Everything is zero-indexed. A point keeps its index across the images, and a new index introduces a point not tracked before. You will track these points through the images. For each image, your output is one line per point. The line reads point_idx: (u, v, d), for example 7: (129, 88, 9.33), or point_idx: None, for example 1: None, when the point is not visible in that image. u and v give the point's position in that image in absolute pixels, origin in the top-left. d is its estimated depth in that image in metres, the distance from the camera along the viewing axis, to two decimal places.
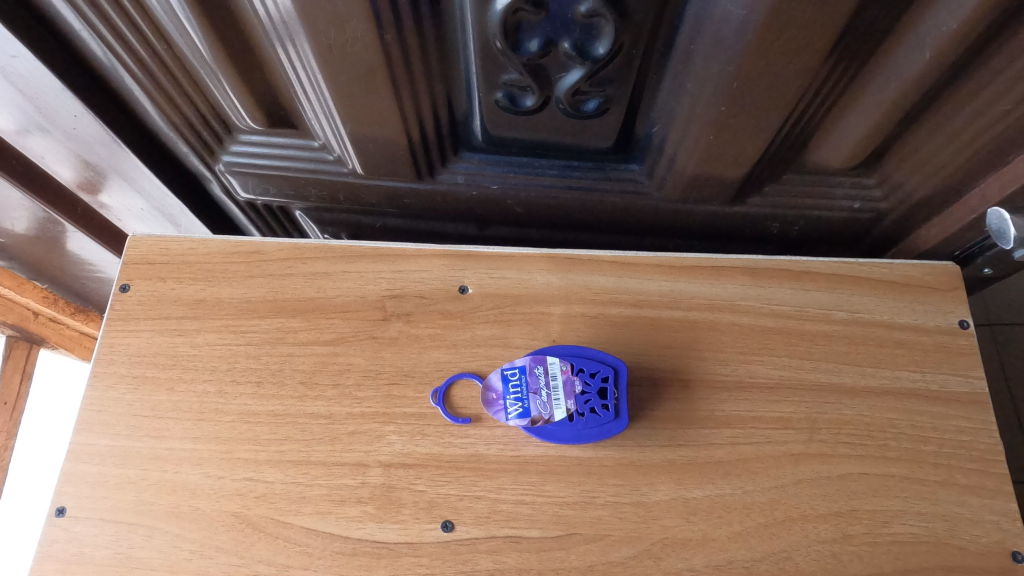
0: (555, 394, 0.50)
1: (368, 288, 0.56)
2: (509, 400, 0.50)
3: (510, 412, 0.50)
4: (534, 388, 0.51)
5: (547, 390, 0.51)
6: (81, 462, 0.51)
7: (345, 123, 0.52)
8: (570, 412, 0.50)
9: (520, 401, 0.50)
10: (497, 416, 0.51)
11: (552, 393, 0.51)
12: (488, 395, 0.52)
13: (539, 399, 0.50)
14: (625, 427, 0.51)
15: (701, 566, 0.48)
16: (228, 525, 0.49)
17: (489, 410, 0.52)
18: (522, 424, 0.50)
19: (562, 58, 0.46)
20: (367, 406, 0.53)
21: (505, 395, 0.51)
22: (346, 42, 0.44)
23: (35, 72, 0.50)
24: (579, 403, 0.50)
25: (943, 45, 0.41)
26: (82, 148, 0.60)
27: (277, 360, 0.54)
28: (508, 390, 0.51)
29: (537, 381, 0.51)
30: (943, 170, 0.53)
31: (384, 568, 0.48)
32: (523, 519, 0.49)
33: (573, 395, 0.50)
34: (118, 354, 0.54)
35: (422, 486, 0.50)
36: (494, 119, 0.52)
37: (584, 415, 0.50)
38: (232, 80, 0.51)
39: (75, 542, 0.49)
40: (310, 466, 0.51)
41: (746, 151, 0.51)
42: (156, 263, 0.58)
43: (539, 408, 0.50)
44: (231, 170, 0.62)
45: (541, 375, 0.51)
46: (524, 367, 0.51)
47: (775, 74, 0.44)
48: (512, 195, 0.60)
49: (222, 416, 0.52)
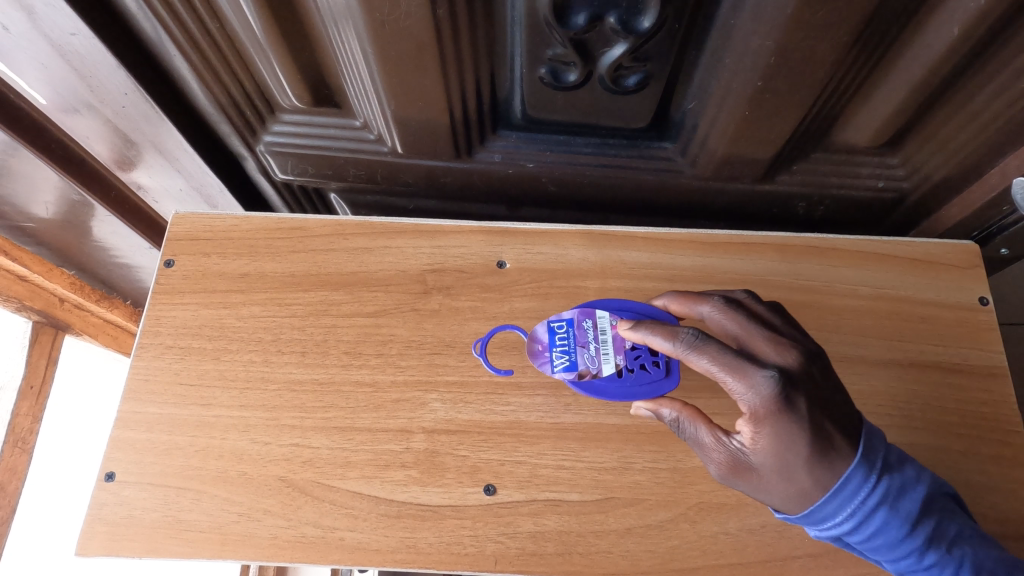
0: (604, 349, 0.54)
1: (409, 263, 0.58)
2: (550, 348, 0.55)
3: (557, 363, 0.54)
4: (582, 342, 0.54)
5: (596, 344, 0.54)
6: (129, 429, 0.53)
7: (391, 99, 0.53)
8: (619, 366, 0.54)
9: (567, 354, 0.54)
10: (541, 369, 0.54)
11: (600, 348, 0.54)
12: (534, 345, 0.55)
13: (586, 353, 0.54)
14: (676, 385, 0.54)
15: (734, 529, 0.50)
16: (276, 489, 0.50)
17: (533, 362, 0.54)
18: (568, 376, 0.54)
19: (606, 32, 0.47)
20: (410, 374, 0.54)
21: (553, 346, 0.54)
22: (399, 18, 0.46)
23: (91, 50, 0.52)
24: (629, 359, 0.54)
25: (970, 21, 0.44)
26: (127, 127, 0.62)
27: (322, 331, 0.56)
28: (556, 342, 0.54)
29: (585, 335, 0.55)
30: (967, 147, 0.55)
31: (428, 530, 0.49)
32: (563, 483, 0.51)
33: (622, 351, 0.54)
34: (164, 327, 0.56)
35: (465, 452, 0.52)
36: (536, 96, 0.54)
37: (634, 370, 0.54)
38: (281, 56, 0.53)
39: (125, 505, 0.50)
40: (355, 432, 0.52)
41: (778, 128, 0.53)
42: (200, 239, 0.59)
43: (586, 362, 0.54)
44: (271, 150, 0.64)
45: (589, 329, 0.55)
46: (573, 321, 0.55)
47: (811, 50, 0.45)
48: (547, 174, 0.62)
49: (268, 385, 0.54)
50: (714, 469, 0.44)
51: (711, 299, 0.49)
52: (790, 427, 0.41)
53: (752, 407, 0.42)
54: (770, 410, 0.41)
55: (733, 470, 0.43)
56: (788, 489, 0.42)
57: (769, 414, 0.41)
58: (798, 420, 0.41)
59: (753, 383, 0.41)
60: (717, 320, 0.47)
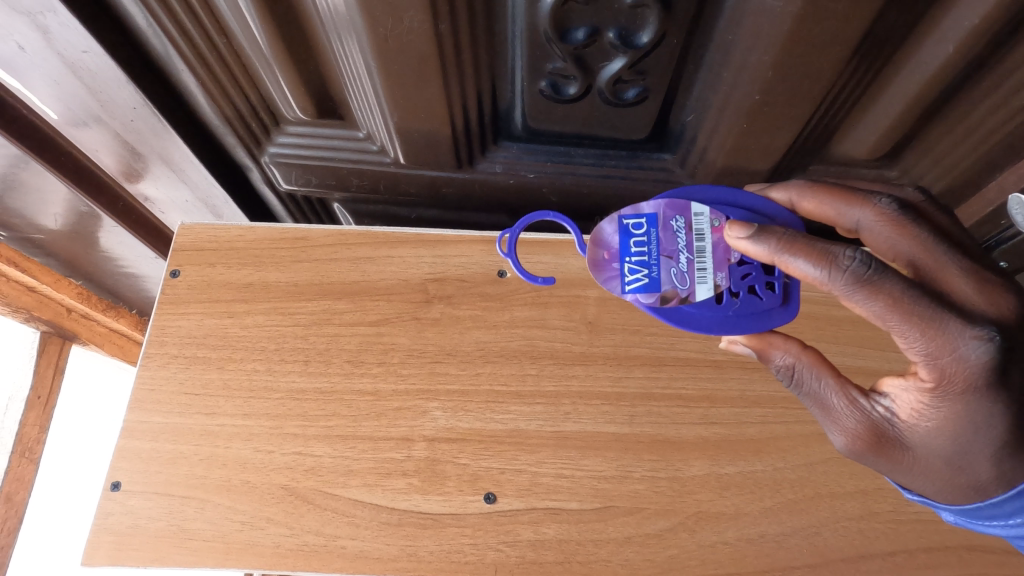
0: (697, 261, 0.47)
1: (411, 272, 0.59)
2: (631, 260, 0.47)
3: (631, 279, 0.47)
4: (667, 252, 0.47)
5: (684, 265, 0.47)
6: (135, 438, 0.53)
7: (394, 112, 0.54)
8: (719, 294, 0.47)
9: (646, 273, 0.47)
10: (610, 278, 0.48)
11: (696, 262, 0.47)
12: (602, 256, 0.49)
13: (670, 269, 0.47)
14: (791, 318, 0.47)
15: (734, 538, 0.50)
16: (279, 497, 0.51)
17: (599, 274, 0.49)
18: (647, 290, 0.47)
19: (605, 47, 0.48)
20: (411, 383, 0.55)
21: (626, 253, 0.47)
22: (402, 33, 0.47)
23: (101, 66, 0.53)
24: (731, 278, 0.47)
25: (966, 37, 0.44)
26: (135, 139, 0.63)
27: (324, 340, 0.56)
28: (630, 249, 0.47)
29: (671, 245, 0.47)
30: (965, 160, 0.56)
31: (429, 538, 0.50)
32: (563, 492, 0.51)
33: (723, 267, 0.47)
34: (169, 336, 0.56)
35: (465, 460, 0.52)
36: (537, 109, 0.55)
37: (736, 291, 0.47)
38: (286, 70, 0.53)
39: (130, 514, 0.50)
40: (356, 441, 0.53)
41: (776, 141, 0.54)
42: (205, 249, 0.60)
43: (671, 280, 0.47)
44: (276, 161, 0.65)
45: (675, 230, 0.47)
46: (654, 219, 0.47)
47: (808, 65, 0.46)
48: (548, 185, 0.63)
49: (271, 393, 0.55)
50: (835, 440, 0.43)
51: (875, 201, 0.43)
52: (971, 403, 0.38)
53: (937, 375, 0.38)
54: (952, 376, 0.38)
55: (871, 442, 0.42)
56: (963, 474, 0.40)
57: (964, 390, 0.38)
58: (979, 397, 0.38)
59: (948, 348, 0.38)
60: (876, 230, 0.43)
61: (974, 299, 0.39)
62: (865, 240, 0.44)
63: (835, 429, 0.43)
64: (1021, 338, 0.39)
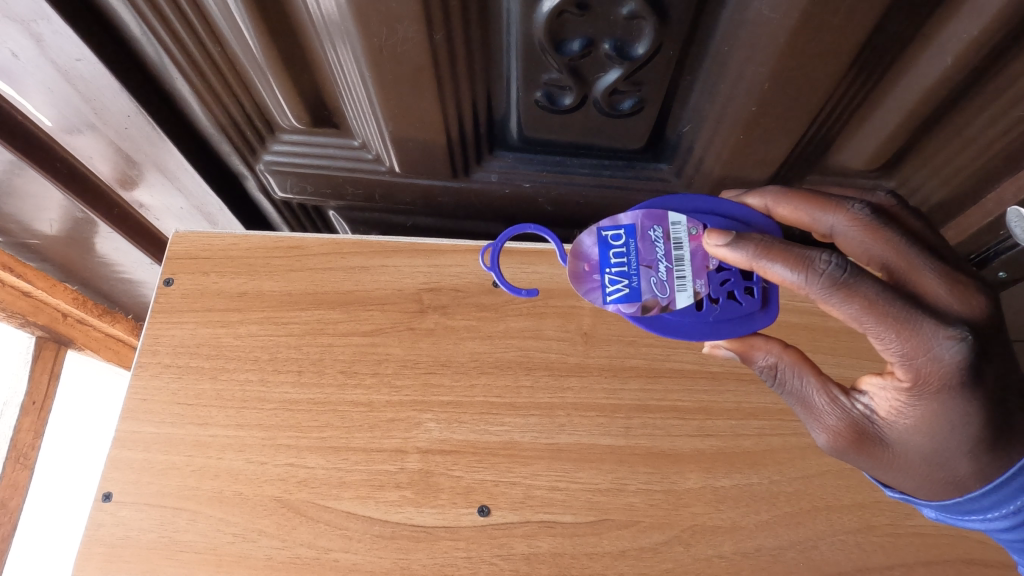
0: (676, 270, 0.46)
1: (406, 281, 0.58)
2: (611, 271, 0.47)
3: (613, 290, 0.46)
4: (647, 262, 0.47)
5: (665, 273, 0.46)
6: (126, 449, 0.53)
7: (389, 121, 0.54)
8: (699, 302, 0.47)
9: (627, 284, 0.46)
10: (590, 289, 0.48)
11: (676, 271, 0.46)
12: (580, 266, 0.48)
13: (652, 279, 0.46)
14: (771, 321, 0.48)
15: (729, 552, 0.49)
16: (271, 509, 0.50)
17: (580, 284, 0.48)
18: (629, 302, 0.46)
19: (600, 58, 0.48)
20: (405, 394, 0.54)
21: (606, 264, 0.47)
22: (397, 43, 0.46)
23: (95, 74, 0.53)
24: (711, 285, 0.47)
25: (964, 50, 0.44)
26: (129, 147, 0.63)
27: (318, 350, 0.56)
28: (609, 260, 0.47)
29: (650, 255, 0.47)
30: (962, 171, 0.55)
31: (422, 551, 0.49)
32: (557, 504, 0.51)
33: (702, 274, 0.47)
34: (162, 345, 0.56)
35: (459, 472, 0.52)
36: (532, 118, 0.54)
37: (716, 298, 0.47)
38: (280, 79, 0.53)
39: (121, 526, 0.50)
40: (350, 452, 0.52)
41: (773, 152, 0.54)
42: (199, 257, 0.59)
43: (653, 290, 0.46)
44: (271, 169, 0.64)
45: (654, 239, 0.47)
46: (632, 229, 0.47)
47: (805, 77, 0.46)
48: (544, 194, 0.62)
49: (265, 404, 0.54)
50: (815, 436, 0.42)
51: (848, 206, 0.43)
52: (948, 402, 0.38)
53: (914, 375, 0.38)
54: (930, 375, 0.38)
55: (851, 442, 0.41)
56: (939, 472, 0.39)
57: (941, 389, 0.38)
58: (956, 396, 0.38)
59: (924, 348, 0.37)
60: (850, 236, 0.42)
61: (949, 302, 0.39)
62: (840, 244, 0.44)
63: (816, 427, 0.42)
64: (992, 339, 0.39)
